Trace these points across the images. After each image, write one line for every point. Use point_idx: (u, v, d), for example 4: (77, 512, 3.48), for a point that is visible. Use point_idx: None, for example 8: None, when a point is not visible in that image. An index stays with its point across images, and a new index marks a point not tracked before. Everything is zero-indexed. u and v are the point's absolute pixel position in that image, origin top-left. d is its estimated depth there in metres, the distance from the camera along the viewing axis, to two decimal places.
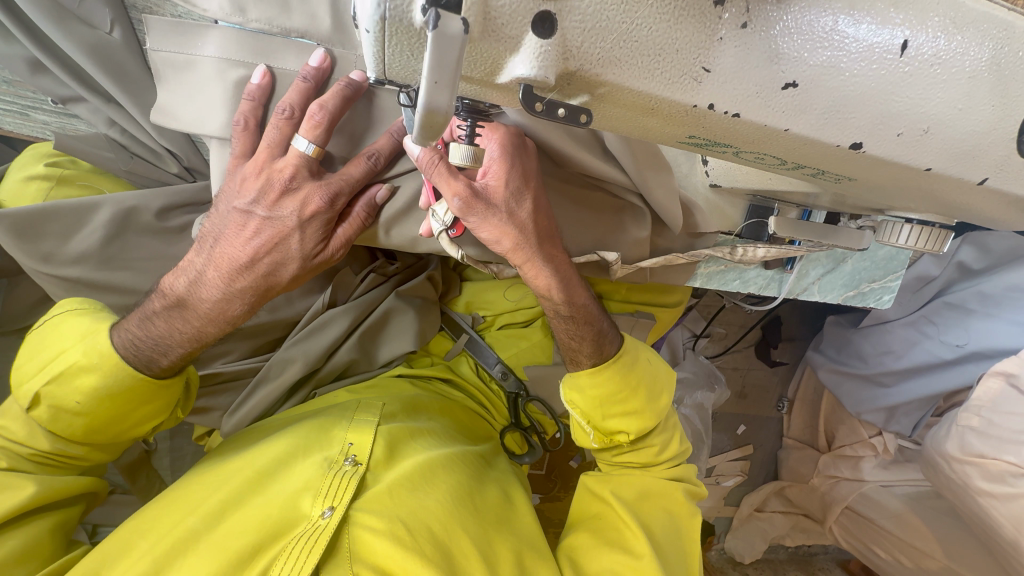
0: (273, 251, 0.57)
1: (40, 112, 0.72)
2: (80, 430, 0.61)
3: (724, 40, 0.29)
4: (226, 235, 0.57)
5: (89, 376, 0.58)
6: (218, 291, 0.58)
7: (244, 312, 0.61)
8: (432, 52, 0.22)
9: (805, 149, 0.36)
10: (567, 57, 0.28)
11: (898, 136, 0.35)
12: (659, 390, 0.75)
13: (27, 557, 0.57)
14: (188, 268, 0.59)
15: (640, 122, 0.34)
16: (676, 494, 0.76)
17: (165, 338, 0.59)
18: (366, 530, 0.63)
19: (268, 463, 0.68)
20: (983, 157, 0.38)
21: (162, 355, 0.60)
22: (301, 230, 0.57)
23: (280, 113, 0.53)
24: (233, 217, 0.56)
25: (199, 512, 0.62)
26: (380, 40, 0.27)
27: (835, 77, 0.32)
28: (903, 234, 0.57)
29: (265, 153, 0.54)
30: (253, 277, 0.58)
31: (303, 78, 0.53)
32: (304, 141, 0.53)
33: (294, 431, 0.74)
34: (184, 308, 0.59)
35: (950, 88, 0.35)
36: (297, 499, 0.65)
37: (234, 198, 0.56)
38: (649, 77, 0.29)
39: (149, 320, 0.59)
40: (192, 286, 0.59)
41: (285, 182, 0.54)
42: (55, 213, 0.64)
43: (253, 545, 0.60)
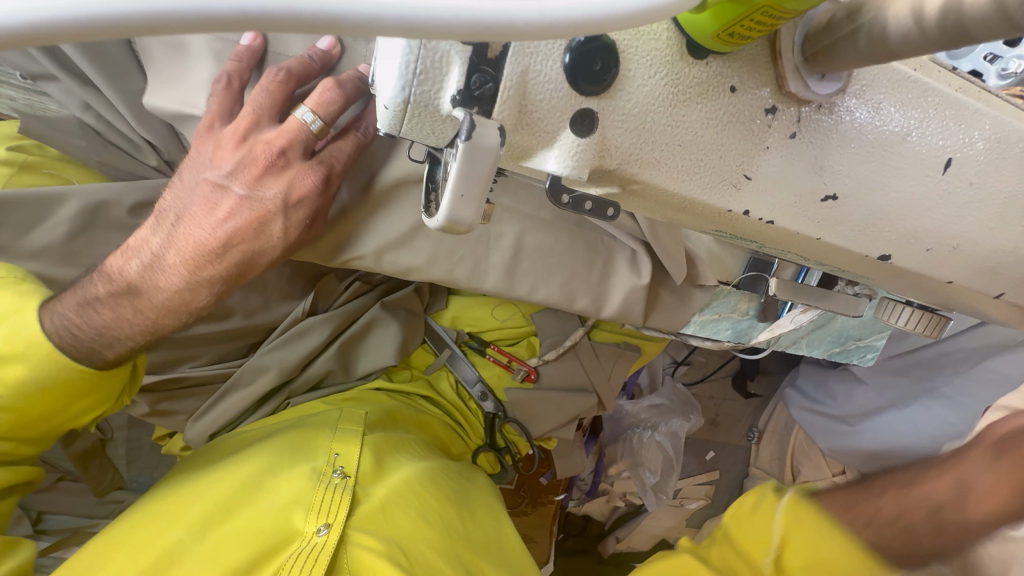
0: (248, 238, 0.51)
1: (5, 87, 0.64)
2: (4, 423, 0.56)
3: (770, 149, 0.27)
4: (192, 213, 0.51)
5: (15, 366, 0.53)
6: (180, 279, 0.52)
7: (207, 302, 0.55)
8: (461, 163, 0.20)
9: (832, 255, 0.34)
10: (603, 155, 0.25)
11: (927, 251, 0.34)
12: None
13: None
14: (141, 248, 0.52)
15: (669, 215, 0.31)
16: None
17: (112, 329, 0.53)
18: (364, 549, 0.61)
19: (250, 476, 0.67)
20: (1004, 274, 0.37)
21: (108, 347, 0.54)
22: (284, 216, 0.50)
23: (276, 73, 0.48)
24: (203, 191, 0.50)
25: (182, 523, 0.61)
26: (398, 118, 0.23)
27: (878, 191, 0.31)
28: (903, 316, 0.56)
29: (248, 121, 0.48)
30: (223, 264, 0.52)
31: (310, 57, 0.49)
32: (307, 111, 0.47)
33: (277, 443, 0.72)
34: (135, 295, 0.53)
35: (984, 208, 0.34)
36: (287, 514, 0.63)
37: (205, 169, 0.50)
38: (688, 180, 0.27)
39: (90, 307, 0.53)
40: (145, 271, 0.52)
41: (272, 157, 0.49)
42: (17, 203, 0.59)
43: (249, 561, 0.58)
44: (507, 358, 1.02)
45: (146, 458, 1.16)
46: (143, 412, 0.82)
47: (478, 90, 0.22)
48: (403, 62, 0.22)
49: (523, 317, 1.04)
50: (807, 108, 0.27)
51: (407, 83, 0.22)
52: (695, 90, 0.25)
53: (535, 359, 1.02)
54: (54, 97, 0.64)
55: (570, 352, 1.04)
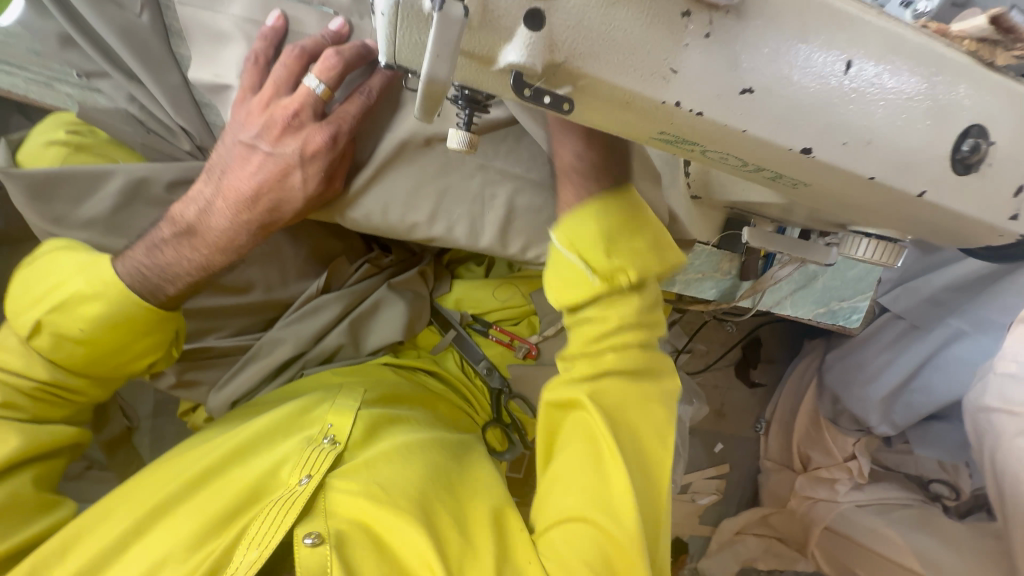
0: (275, 187, 0.60)
1: (62, 86, 0.73)
2: (80, 358, 0.65)
3: (689, 46, 0.34)
4: (233, 167, 0.61)
5: (94, 304, 0.61)
6: (226, 220, 0.62)
7: (249, 244, 0.64)
8: (436, 30, 0.27)
9: (762, 151, 0.40)
10: (553, 50, 0.32)
11: (843, 145, 0.40)
12: (637, 476, 0.59)
13: (12, 506, 0.62)
14: (197, 198, 0.63)
15: (617, 116, 0.38)
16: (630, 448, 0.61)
17: (173, 266, 0.63)
18: (343, 492, 0.66)
19: (245, 440, 0.72)
20: (921, 171, 0.43)
21: (168, 284, 0.63)
22: (302, 168, 0.59)
23: (293, 51, 0.57)
24: (239, 149, 0.60)
25: (179, 477, 0.67)
26: (392, 22, 0.31)
27: (788, 87, 0.37)
28: (861, 246, 0.62)
29: (271, 91, 0.58)
30: (258, 211, 0.61)
31: (323, 36, 0.58)
32: (315, 81, 0.56)
33: (278, 410, 0.77)
34: (192, 235, 0.63)
35: (888, 106, 0.40)
36: (275, 470, 0.68)
37: (239, 132, 0.60)
38: (624, 73, 0.34)
39: (156, 249, 0.62)
40: (201, 215, 0.63)
41: (289, 119, 0.58)
42: (70, 178, 0.67)
43: (233, 508, 0.64)
44: (508, 337, 1.08)
45: (170, 448, 1.22)
46: (169, 383, 0.88)
47: None
48: None
49: (522, 298, 1.10)
50: (716, 13, 0.34)
51: None
52: None
53: (536, 336, 1.08)
54: (105, 92, 0.74)
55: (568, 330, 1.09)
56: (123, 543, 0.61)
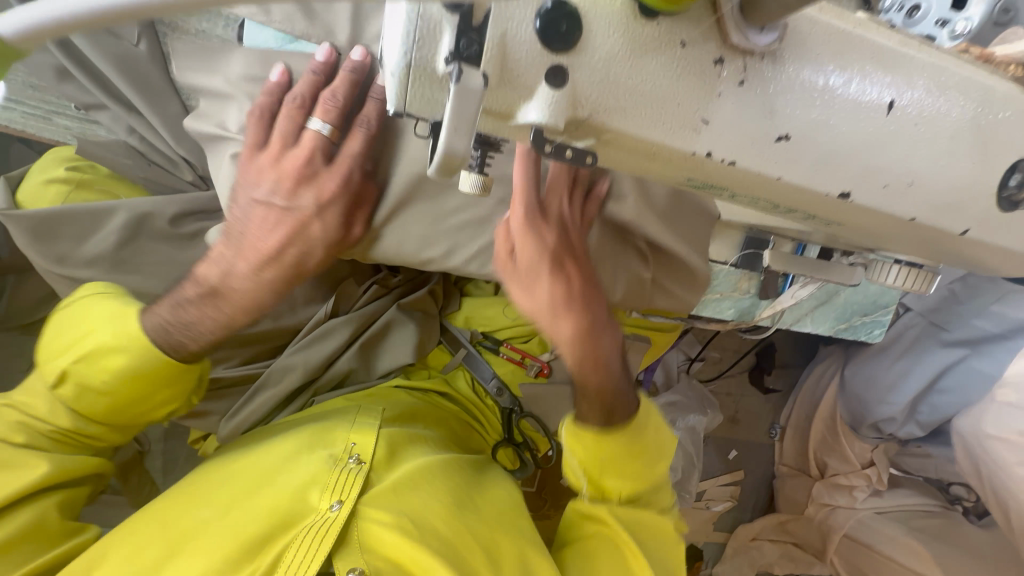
0: (296, 240, 0.58)
1: (61, 119, 0.73)
2: (101, 409, 0.64)
3: (722, 95, 0.32)
4: (250, 226, 0.58)
5: (118, 356, 0.60)
6: (248, 280, 0.60)
7: (272, 303, 0.62)
8: (453, 103, 0.25)
9: (797, 195, 0.38)
10: (575, 106, 0.30)
11: (883, 188, 0.38)
12: (657, 561, 0.68)
13: (30, 535, 0.60)
14: (218, 260, 0.60)
15: (643, 165, 0.36)
16: (655, 523, 0.70)
17: (195, 326, 0.60)
18: (377, 524, 0.64)
19: (270, 462, 0.70)
20: (964, 210, 0.40)
21: (193, 340, 0.61)
22: (321, 217, 0.57)
23: (291, 101, 0.55)
24: (254, 208, 0.58)
25: (207, 503, 0.65)
26: (403, 83, 0.29)
27: (826, 131, 0.35)
28: (891, 274, 0.59)
29: (276, 142, 0.56)
30: (280, 268, 0.60)
31: (313, 70, 0.54)
32: (318, 122, 0.54)
33: (302, 429, 0.75)
34: (215, 296, 0.60)
35: (932, 144, 0.37)
36: (305, 492, 0.66)
37: (252, 191, 0.57)
38: (652, 126, 0.31)
39: (182, 308, 0.60)
40: (223, 276, 0.60)
41: (302, 169, 0.56)
42: (69, 216, 0.66)
43: (265, 533, 0.62)
44: (520, 355, 1.06)
45: (181, 469, 1.21)
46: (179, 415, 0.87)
47: (466, 51, 0.27)
48: (405, 31, 0.27)
49: None
50: (751, 59, 0.32)
51: (408, 50, 0.27)
52: (650, 45, 0.29)
53: (548, 354, 1.06)
54: (103, 124, 0.73)
55: None
56: (151, 573, 0.58)
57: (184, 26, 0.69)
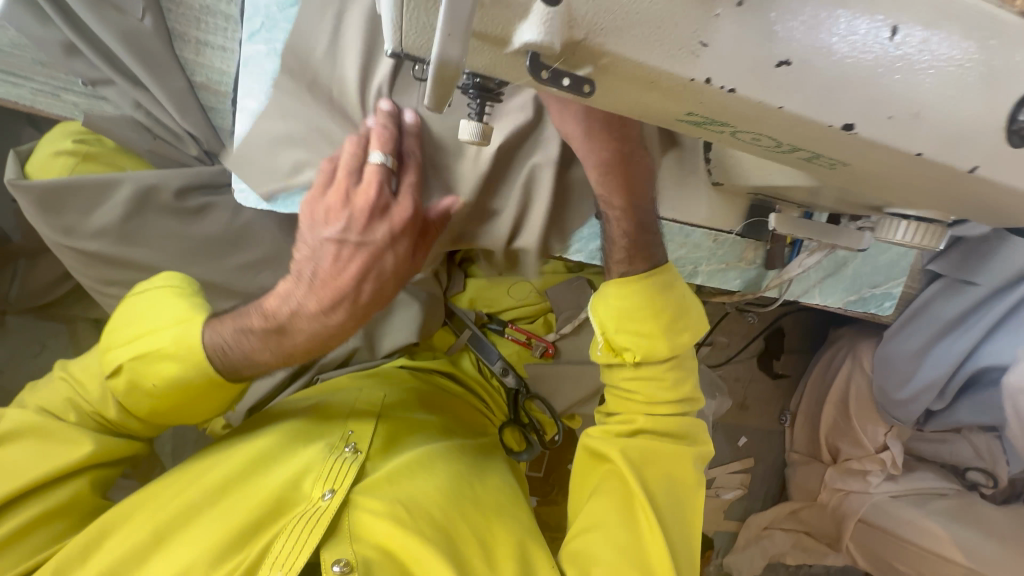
0: (370, 275, 0.61)
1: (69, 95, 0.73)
2: (146, 409, 0.63)
3: (720, 17, 0.31)
4: (322, 266, 0.60)
5: (171, 363, 0.60)
6: (320, 321, 0.61)
7: (339, 340, 0.64)
8: (447, 7, 0.24)
9: (799, 129, 0.37)
10: (571, 26, 0.30)
11: (889, 119, 0.37)
12: (669, 497, 0.63)
13: (56, 514, 0.62)
14: (286, 297, 0.61)
15: (642, 97, 0.35)
16: (681, 459, 0.65)
17: (261, 358, 0.61)
18: (368, 512, 0.65)
19: (264, 450, 0.71)
20: (975, 143, 0.39)
21: (250, 365, 0.61)
22: (392, 248, 0.61)
23: (355, 140, 0.59)
24: (326, 247, 0.59)
25: (199, 485, 0.66)
26: (399, 5, 0.29)
27: (828, 58, 0.34)
28: (899, 230, 0.58)
29: (343, 179, 0.58)
30: (352, 305, 0.61)
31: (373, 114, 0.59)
32: (379, 154, 0.58)
33: (295, 421, 0.76)
34: (284, 334, 0.61)
35: (939, 73, 0.37)
36: (297, 480, 0.67)
37: (322, 229, 0.59)
38: (649, 49, 0.31)
39: (244, 334, 0.60)
40: (292, 315, 0.61)
41: (371, 203, 0.58)
42: (79, 187, 0.67)
43: (255, 520, 0.62)
44: (524, 335, 1.06)
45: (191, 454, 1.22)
46: None
47: None
48: None
49: (537, 295, 1.08)
50: None
51: None
52: None
53: (552, 335, 1.07)
54: (111, 100, 0.73)
55: (586, 325, 1.08)
56: (140, 557, 0.59)
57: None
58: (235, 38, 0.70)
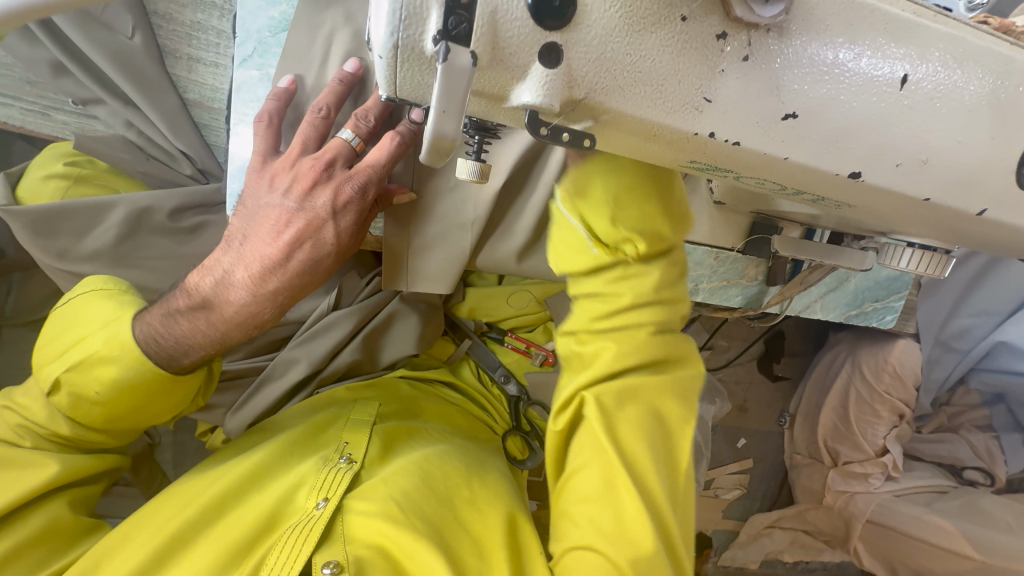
0: (306, 245, 0.56)
1: (59, 113, 0.71)
2: (98, 417, 0.60)
3: (725, 72, 0.30)
4: (256, 230, 0.56)
5: (108, 367, 0.57)
6: (247, 293, 0.56)
7: (272, 316, 0.59)
8: (442, 81, 0.24)
9: (804, 176, 0.36)
10: (571, 86, 0.29)
11: (896, 167, 0.36)
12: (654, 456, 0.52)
13: (44, 538, 0.61)
14: (214, 267, 0.58)
15: (643, 147, 0.34)
16: (666, 403, 0.54)
17: (188, 339, 0.57)
18: (357, 514, 0.63)
19: (257, 464, 0.71)
20: (982, 189, 0.38)
21: (184, 355, 0.58)
22: (335, 220, 0.56)
23: (317, 112, 0.55)
24: (265, 211, 0.55)
25: (198, 502, 0.65)
26: (391, 65, 0.27)
27: (835, 108, 0.33)
28: (904, 257, 0.57)
29: (297, 147, 0.55)
30: (286, 276, 0.56)
31: (338, 80, 0.55)
32: (348, 132, 0.55)
33: (286, 435, 0.77)
34: (208, 308, 0.57)
35: (951, 119, 0.36)
36: (292, 493, 0.67)
37: (264, 195, 0.55)
38: (652, 106, 0.30)
39: (171, 318, 0.57)
40: (217, 286, 0.57)
41: (320, 170, 0.54)
42: (72, 212, 0.66)
43: (252, 534, 0.62)
44: (524, 345, 1.06)
45: (192, 464, 1.22)
46: None
47: (455, 30, 0.26)
48: (391, 11, 0.25)
49: (537, 304, 1.07)
50: (756, 33, 0.30)
51: (395, 28, 0.26)
52: (650, 19, 0.28)
53: (553, 343, 1.06)
54: (101, 119, 0.72)
55: None
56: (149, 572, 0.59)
57: (177, 16, 0.68)
58: (227, 55, 0.69)
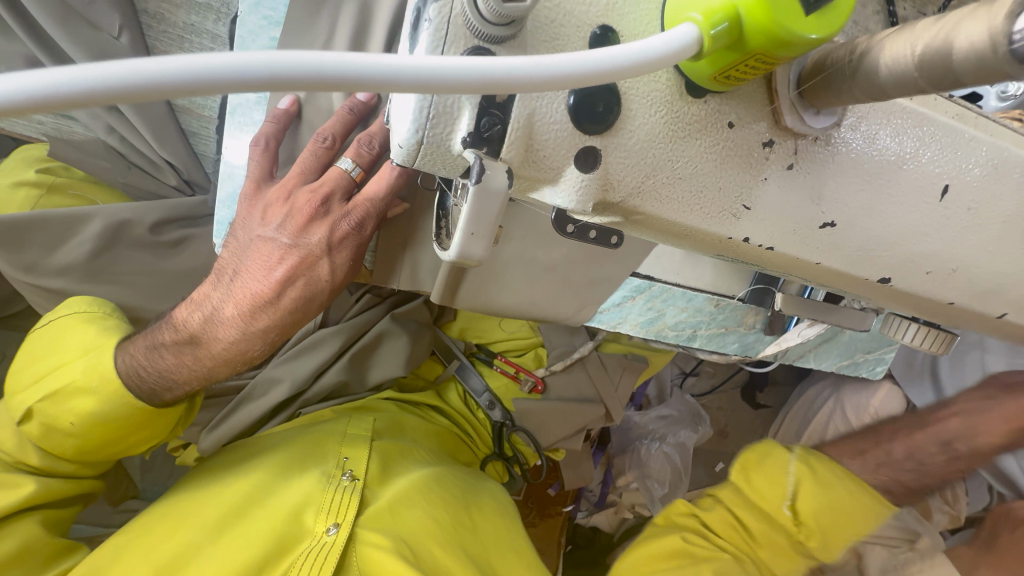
0: (300, 283, 0.54)
1: (34, 112, 0.68)
2: (72, 449, 0.57)
3: (768, 180, 0.28)
4: (248, 267, 0.53)
5: (87, 398, 0.54)
6: (237, 331, 0.54)
7: (260, 353, 0.57)
8: (472, 207, 0.24)
9: (834, 278, 0.35)
10: (607, 190, 0.26)
11: (927, 274, 0.35)
12: None
13: (26, 555, 0.56)
14: (203, 302, 0.55)
15: (672, 241, 0.32)
16: None
17: (172, 374, 0.55)
18: (372, 547, 0.61)
19: (254, 487, 0.65)
20: (1005, 294, 0.37)
21: (167, 389, 0.56)
22: (329, 257, 0.54)
23: (322, 141, 0.53)
24: (256, 245, 0.53)
25: (197, 524, 0.60)
26: (412, 156, 0.24)
27: (874, 218, 0.32)
28: (909, 332, 0.57)
29: (293, 179, 0.53)
30: (277, 314, 0.55)
31: (349, 109, 0.54)
32: (347, 162, 0.52)
33: (289, 445, 0.71)
34: (196, 345, 0.55)
35: (983, 230, 0.34)
36: (298, 513, 0.63)
37: (257, 227, 0.53)
38: (690, 211, 0.28)
39: (156, 351, 0.55)
40: (206, 323, 0.55)
41: (316, 206, 0.52)
42: (44, 223, 0.62)
43: (262, 557, 0.58)
44: (514, 368, 1.02)
45: (160, 468, 1.17)
46: None
47: (488, 131, 0.23)
48: (417, 108, 0.23)
49: (530, 329, 1.04)
50: (804, 141, 0.28)
51: (421, 126, 0.23)
52: (695, 126, 0.26)
53: (543, 369, 1.02)
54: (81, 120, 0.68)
55: (577, 362, 1.05)
56: None
57: (169, 17, 0.64)
58: None
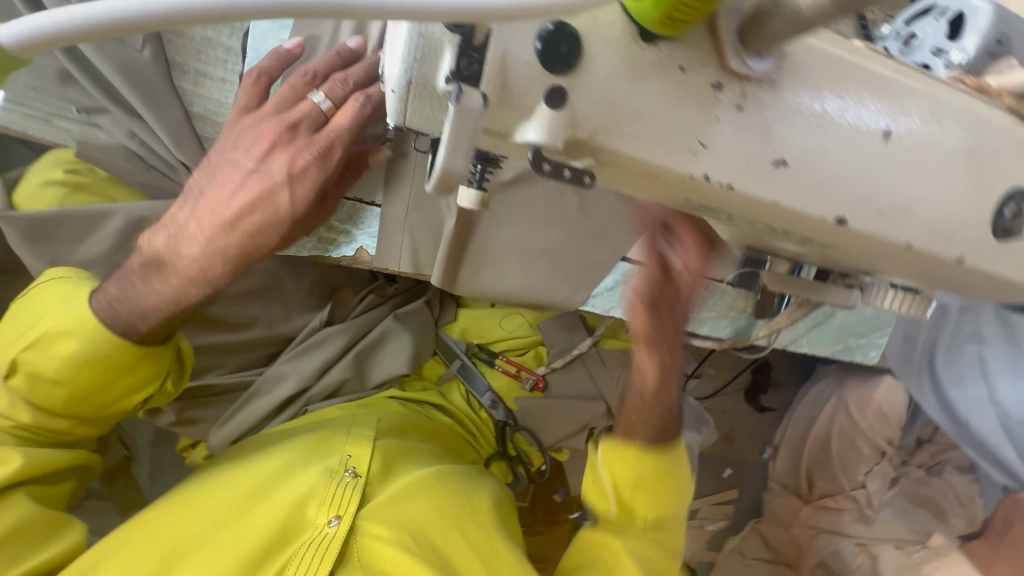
0: (260, 208, 0.58)
1: (63, 121, 0.73)
2: (58, 401, 0.59)
3: (720, 120, 0.32)
4: (213, 188, 0.58)
5: (67, 341, 0.57)
6: (199, 247, 0.57)
7: (223, 279, 0.59)
8: (453, 124, 0.27)
9: (798, 222, 0.38)
10: (575, 126, 0.30)
11: (879, 213, 0.38)
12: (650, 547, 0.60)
13: (21, 530, 0.58)
14: (169, 224, 0.59)
15: (641, 185, 0.35)
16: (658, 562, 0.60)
17: (141, 303, 0.57)
18: (376, 538, 0.63)
19: (265, 476, 0.68)
20: (957, 237, 0.40)
21: (140, 320, 0.57)
22: (290, 186, 0.58)
23: (303, 74, 0.58)
24: (222, 166, 0.59)
25: (202, 513, 0.62)
26: (403, 99, 0.28)
27: (823, 159, 0.35)
28: (887, 298, 0.60)
29: (269, 106, 0.59)
30: (237, 235, 0.58)
31: (336, 51, 0.59)
32: (320, 95, 0.57)
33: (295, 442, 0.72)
34: (161, 265, 0.57)
35: (926, 174, 0.38)
36: (302, 505, 0.65)
37: (227, 151, 0.59)
38: (651, 148, 0.31)
39: (127, 279, 0.58)
40: (170, 243, 0.58)
41: (281, 132, 0.58)
42: (68, 219, 0.66)
43: (266, 547, 0.60)
44: (515, 368, 1.04)
45: (169, 475, 1.18)
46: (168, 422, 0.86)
47: (467, 71, 0.27)
48: (406, 49, 0.27)
49: (530, 328, 1.06)
50: (748, 85, 0.32)
51: (410, 66, 0.27)
52: (650, 68, 0.30)
53: (543, 367, 1.04)
54: (106, 127, 0.73)
55: (577, 359, 1.07)
56: None
57: (187, 32, 0.69)
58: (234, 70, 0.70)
